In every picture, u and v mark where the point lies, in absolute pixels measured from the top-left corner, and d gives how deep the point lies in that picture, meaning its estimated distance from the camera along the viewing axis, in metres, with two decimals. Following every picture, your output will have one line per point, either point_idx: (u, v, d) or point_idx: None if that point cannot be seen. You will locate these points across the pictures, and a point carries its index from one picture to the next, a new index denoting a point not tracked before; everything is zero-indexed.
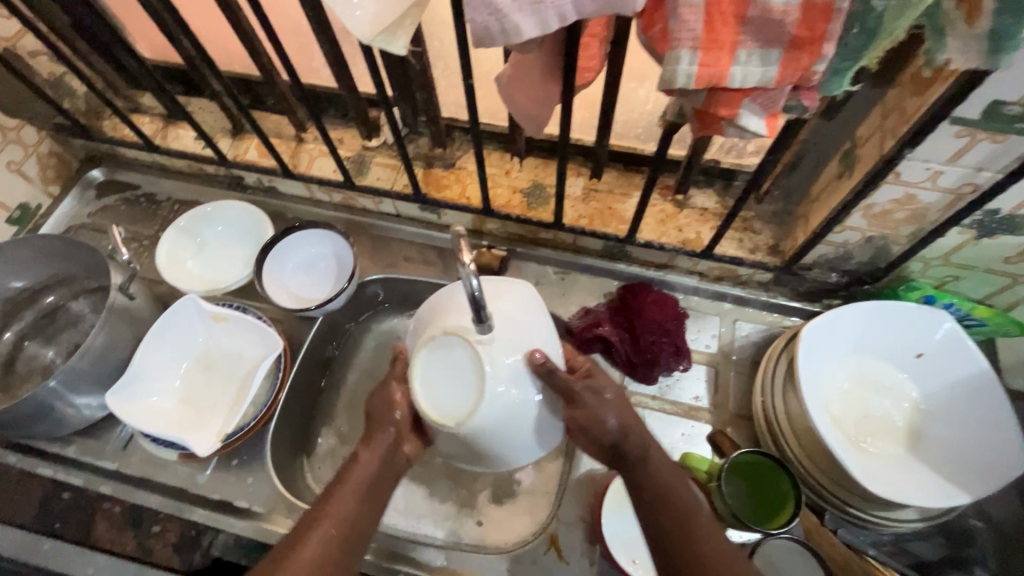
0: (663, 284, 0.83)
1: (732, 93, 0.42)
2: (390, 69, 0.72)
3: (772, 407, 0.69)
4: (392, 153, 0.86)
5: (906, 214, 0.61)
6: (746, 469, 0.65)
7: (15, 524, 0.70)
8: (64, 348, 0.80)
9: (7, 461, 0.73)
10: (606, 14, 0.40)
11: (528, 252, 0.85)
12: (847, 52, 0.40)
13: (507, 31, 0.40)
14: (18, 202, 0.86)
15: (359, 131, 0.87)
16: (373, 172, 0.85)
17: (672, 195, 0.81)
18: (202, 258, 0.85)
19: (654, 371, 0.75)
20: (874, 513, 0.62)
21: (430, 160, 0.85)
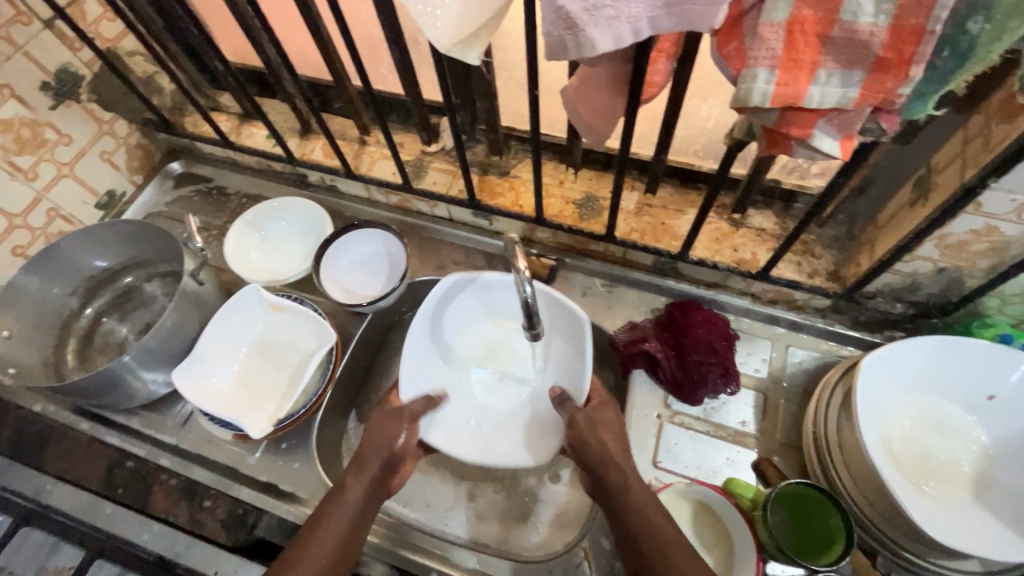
0: (713, 303, 0.81)
1: (807, 113, 0.42)
2: (455, 77, 0.74)
3: (825, 440, 0.66)
4: (449, 159, 0.89)
5: (985, 246, 0.58)
6: (795, 500, 0.62)
7: (81, 486, 0.74)
8: (136, 326, 0.86)
9: (79, 427, 0.78)
10: (683, 30, 0.41)
11: (577, 262, 0.85)
12: (935, 75, 0.39)
13: (582, 45, 0.41)
14: (107, 188, 0.93)
15: (419, 136, 0.90)
16: (430, 176, 0.88)
17: (729, 214, 0.79)
18: (265, 249, 0.89)
19: (699, 392, 0.73)
20: (932, 560, 0.59)
21: (486, 167, 0.87)
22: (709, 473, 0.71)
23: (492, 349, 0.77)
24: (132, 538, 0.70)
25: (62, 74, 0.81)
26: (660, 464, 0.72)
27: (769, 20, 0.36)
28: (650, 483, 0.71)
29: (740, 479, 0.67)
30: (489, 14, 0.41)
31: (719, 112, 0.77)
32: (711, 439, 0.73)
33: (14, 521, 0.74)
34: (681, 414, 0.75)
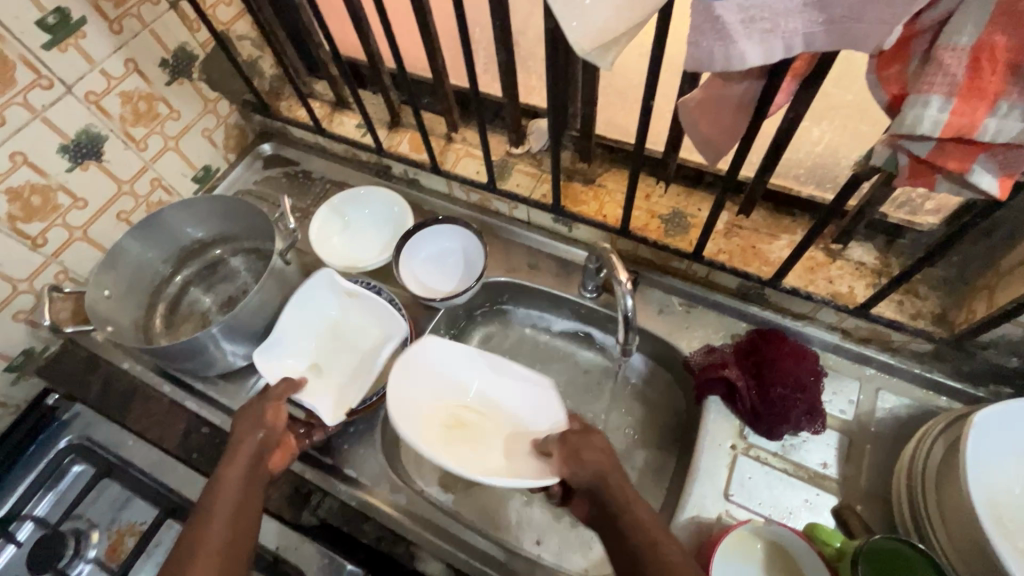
0: (798, 335, 0.77)
1: (970, 145, 0.39)
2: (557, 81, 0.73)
3: (921, 493, 0.62)
4: (535, 163, 0.88)
5: None
6: (888, 559, 0.57)
7: (159, 446, 0.77)
8: (220, 298, 0.89)
9: (161, 389, 0.81)
10: (841, 49, 0.39)
11: (655, 278, 0.83)
12: None
13: (730, 58, 0.40)
14: (204, 163, 0.97)
15: (506, 137, 0.90)
16: (514, 178, 0.88)
17: (826, 244, 0.76)
18: (346, 236, 0.91)
19: (780, 428, 0.70)
20: None
21: (572, 174, 0.86)
22: (784, 514, 0.67)
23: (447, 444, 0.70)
24: (198, 501, 0.74)
25: (179, 52, 0.85)
26: (732, 497, 0.69)
27: (951, 44, 0.34)
28: (719, 516, 0.68)
29: (824, 525, 0.63)
30: (637, 20, 0.40)
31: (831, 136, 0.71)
32: (788, 478, 0.69)
33: (95, 473, 0.78)
34: (757, 446, 0.72)
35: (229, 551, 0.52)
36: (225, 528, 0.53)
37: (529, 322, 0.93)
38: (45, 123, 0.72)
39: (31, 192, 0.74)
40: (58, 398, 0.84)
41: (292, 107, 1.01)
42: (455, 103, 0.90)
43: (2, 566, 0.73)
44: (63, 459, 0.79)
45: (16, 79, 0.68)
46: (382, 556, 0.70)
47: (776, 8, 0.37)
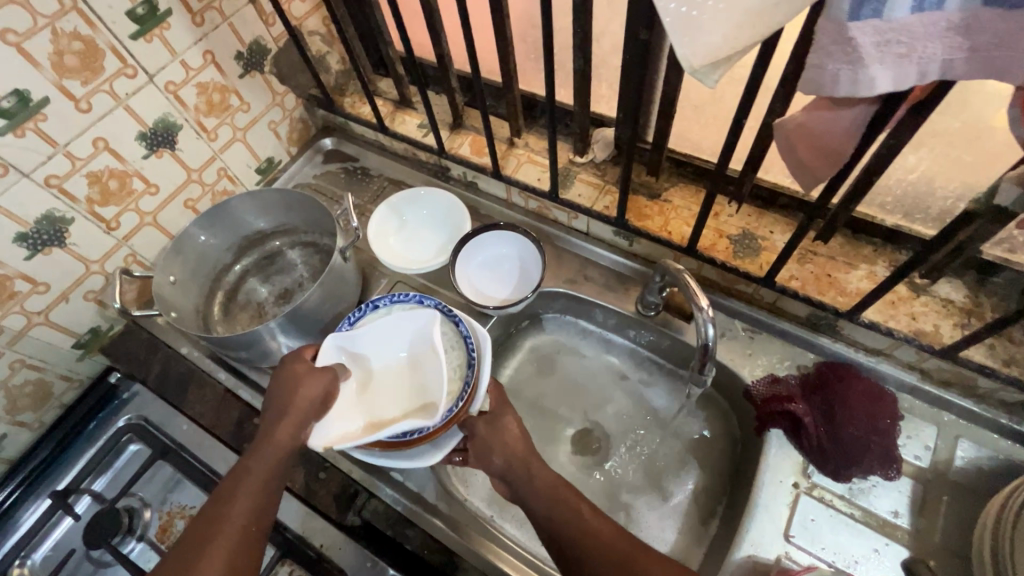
0: (871, 372, 0.73)
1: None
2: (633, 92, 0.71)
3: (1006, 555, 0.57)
4: (597, 173, 0.86)
5: None
6: None
7: (213, 432, 0.78)
8: (276, 289, 0.90)
9: (217, 376, 0.82)
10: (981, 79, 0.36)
11: (717, 300, 0.80)
12: None
13: (857, 83, 0.37)
14: (268, 155, 0.98)
15: (570, 145, 0.88)
16: (576, 187, 0.85)
17: (912, 278, 0.71)
18: (402, 236, 0.91)
19: (849, 471, 0.67)
20: None
21: (637, 186, 0.83)
22: (849, 562, 0.64)
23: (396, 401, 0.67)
24: None
25: (254, 45, 0.86)
26: (793, 538, 0.65)
27: None
28: (778, 558, 0.64)
29: None
30: (753, 39, 0.38)
31: (928, 164, 0.66)
32: (853, 523, 0.66)
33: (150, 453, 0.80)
34: (821, 487, 0.68)
35: (255, 531, 0.55)
36: (257, 490, 0.57)
37: (581, 333, 0.91)
38: (127, 111, 0.74)
39: (109, 177, 0.76)
40: (119, 377, 0.87)
41: (355, 104, 1.01)
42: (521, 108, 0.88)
43: (60, 537, 0.76)
44: (121, 438, 0.82)
45: (104, 68, 0.70)
46: (424, 564, 0.68)
47: (916, 32, 0.34)
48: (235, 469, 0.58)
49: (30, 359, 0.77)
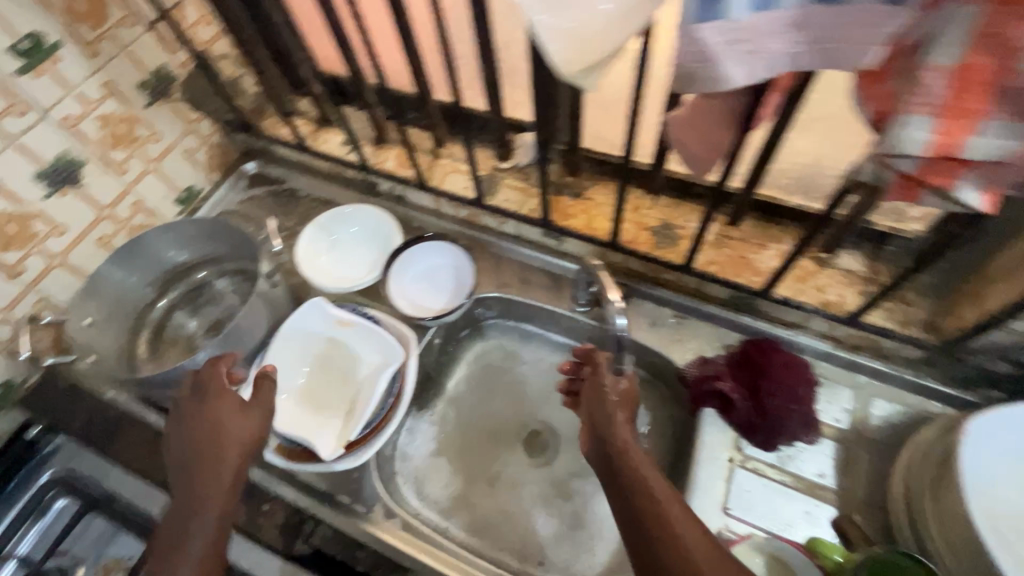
0: (792, 344, 0.76)
1: (953, 162, 0.39)
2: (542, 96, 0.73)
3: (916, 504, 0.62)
4: (522, 177, 0.89)
5: None
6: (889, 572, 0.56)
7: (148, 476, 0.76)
8: (206, 322, 0.88)
9: (147, 418, 0.79)
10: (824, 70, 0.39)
11: (643, 289, 0.82)
12: None
13: (716, 79, 0.40)
14: (187, 183, 0.95)
15: (493, 152, 0.91)
16: (503, 193, 0.88)
17: (815, 253, 0.77)
18: (334, 254, 0.90)
19: (776, 439, 0.69)
20: None
21: (561, 187, 0.87)
22: (782, 527, 0.67)
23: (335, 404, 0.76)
24: None
25: (159, 73, 0.84)
26: (731, 511, 0.68)
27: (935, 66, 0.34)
28: (720, 532, 0.67)
29: (823, 539, 0.64)
30: (616, 45, 0.40)
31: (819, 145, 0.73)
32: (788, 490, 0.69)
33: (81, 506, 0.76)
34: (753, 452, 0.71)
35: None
36: (198, 543, 0.60)
37: (523, 335, 0.92)
38: (19, 150, 0.70)
39: (5, 221, 0.72)
40: (39, 431, 0.81)
41: (276, 125, 0.99)
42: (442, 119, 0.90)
43: None
44: (46, 494, 0.77)
45: None
46: None
47: (758, 31, 0.37)
48: (166, 533, 0.60)
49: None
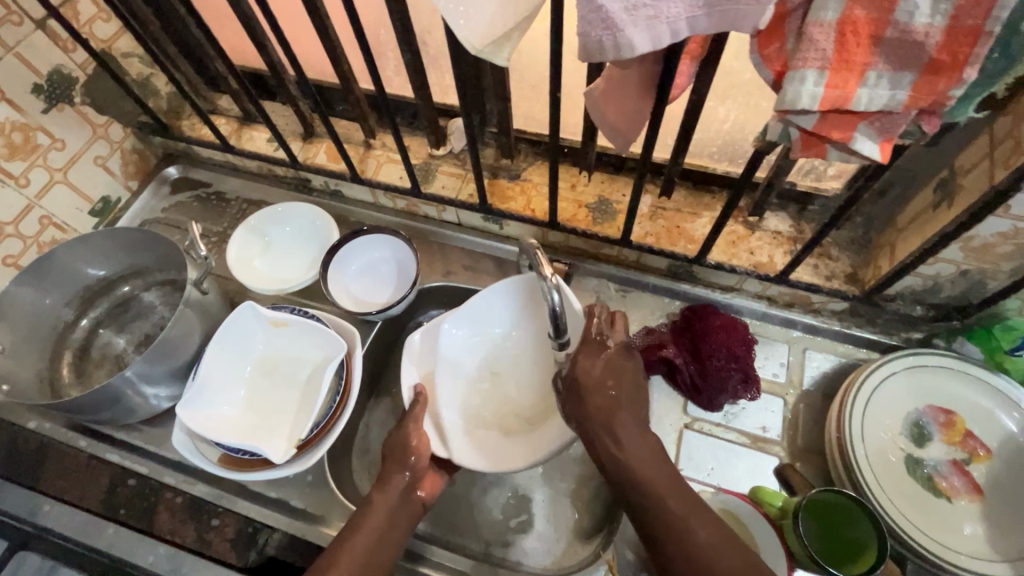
0: (937, 363, 0.77)
1: (849, 117, 0.46)
2: (691, 123, 0.76)
3: (1009, 493, 0.71)
4: (532, 190, 0.95)
5: (1012, 248, 0.65)
6: (832, 511, 0.68)
7: (308, 510, 0.79)
8: (318, 355, 0.82)
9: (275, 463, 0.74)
10: None
11: (779, 312, 0.90)
12: None
13: (961, 71, 0.39)
14: (258, 215, 0.98)
15: (517, 166, 0.97)
16: (572, 210, 0.93)
17: (744, 218, 0.89)
18: (366, 287, 0.96)
19: (954, 477, 0.73)
20: (950, 562, 0.67)
21: (601, 200, 0.93)
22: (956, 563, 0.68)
23: (280, 402, 0.82)
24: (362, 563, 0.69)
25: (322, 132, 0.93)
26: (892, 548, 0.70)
27: None
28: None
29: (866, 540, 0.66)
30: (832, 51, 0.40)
31: (733, 113, 0.86)
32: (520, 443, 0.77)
33: (235, 550, 0.77)
34: (917, 461, 0.74)
35: None
36: None
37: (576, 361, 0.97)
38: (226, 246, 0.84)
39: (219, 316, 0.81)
40: (173, 479, 0.82)
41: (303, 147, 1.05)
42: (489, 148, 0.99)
43: None
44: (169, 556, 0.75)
45: None
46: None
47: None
48: None
49: (169, 453, 0.83)
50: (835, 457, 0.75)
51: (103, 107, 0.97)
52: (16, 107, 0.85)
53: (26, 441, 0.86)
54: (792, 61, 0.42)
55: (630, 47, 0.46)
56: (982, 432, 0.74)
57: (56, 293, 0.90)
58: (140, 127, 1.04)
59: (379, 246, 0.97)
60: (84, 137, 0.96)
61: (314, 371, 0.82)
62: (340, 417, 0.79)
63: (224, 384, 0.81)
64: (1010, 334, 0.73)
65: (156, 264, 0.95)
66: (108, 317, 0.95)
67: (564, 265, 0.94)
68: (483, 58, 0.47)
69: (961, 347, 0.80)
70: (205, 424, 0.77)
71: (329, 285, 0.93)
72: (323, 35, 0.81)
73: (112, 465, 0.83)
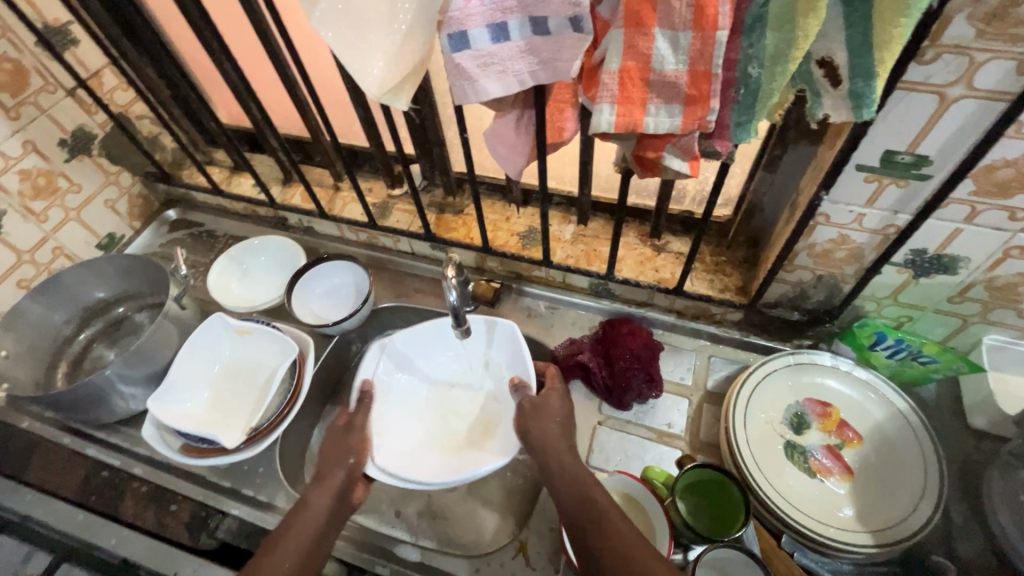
0: (813, 361, 0.87)
1: (655, 140, 0.61)
2: (588, 161, 0.92)
3: (877, 476, 0.79)
4: (472, 222, 1.11)
5: (846, 252, 0.78)
6: (708, 486, 0.77)
7: (257, 499, 0.88)
8: (275, 359, 0.95)
9: (228, 449, 0.85)
10: (790, 66, 0.52)
11: (685, 323, 1.01)
12: (859, 81, 0.53)
13: (711, 102, 0.55)
14: (238, 247, 1.13)
15: (460, 202, 1.13)
16: (504, 238, 1.08)
17: (651, 241, 1.03)
18: (325, 305, 1.10)
19: (834, 463, 0.81)
20: (816, 532, 0.74)
21: (530, 228, 1.08)
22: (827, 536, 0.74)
23: (240, 399, 0.93)
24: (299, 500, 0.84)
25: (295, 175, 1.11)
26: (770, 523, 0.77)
27: (883, 37, 0.50)
28: (753, 541, 0.74)
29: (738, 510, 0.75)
30: (616, 91, 0.55)
31: None
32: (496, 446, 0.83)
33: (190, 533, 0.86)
34: (796, 447, 0.83)
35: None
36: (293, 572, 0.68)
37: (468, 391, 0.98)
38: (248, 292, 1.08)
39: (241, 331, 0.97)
40: (142, 471, 0.92)
41: (281, 190, 1.23)
42: (436, 188, 1.15)
43: None
44: (129, 538, 0.84)
45: None
46: None
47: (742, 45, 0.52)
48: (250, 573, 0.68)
49: (140, 448, 0.94)
50: (723, 444, 0.83)
51: (116, 158, 1.17)
52: (44, 156, 1.04)
53: (18, 439, 0.98)
54: (595, 98, 0.57)
55: (487, 92, 0.62)
56: (857, 421, 0.83)
57: (60, 311, 1.05)
58: (146, 176, 1.23)
59: (339, 270, 1.11)
60: (98, 182, 1.15)
61: (270, 373, 0.94)
62: (288, 412, 0.90)
63: (191, 384, 0.93)
64: (867, 330, 0.84)
65: (147, 288, 1.10)
66: (103, 333, 1.09)
67: (498, 284, 1.08)
68: (383, 102, 0.63)
69: (838, 347, 0.90)
70: (171, 416, 0.88)
71: (293, 303, 1.07)
72: (294, 97, 1.00)
73: (91, 459, 0.94)
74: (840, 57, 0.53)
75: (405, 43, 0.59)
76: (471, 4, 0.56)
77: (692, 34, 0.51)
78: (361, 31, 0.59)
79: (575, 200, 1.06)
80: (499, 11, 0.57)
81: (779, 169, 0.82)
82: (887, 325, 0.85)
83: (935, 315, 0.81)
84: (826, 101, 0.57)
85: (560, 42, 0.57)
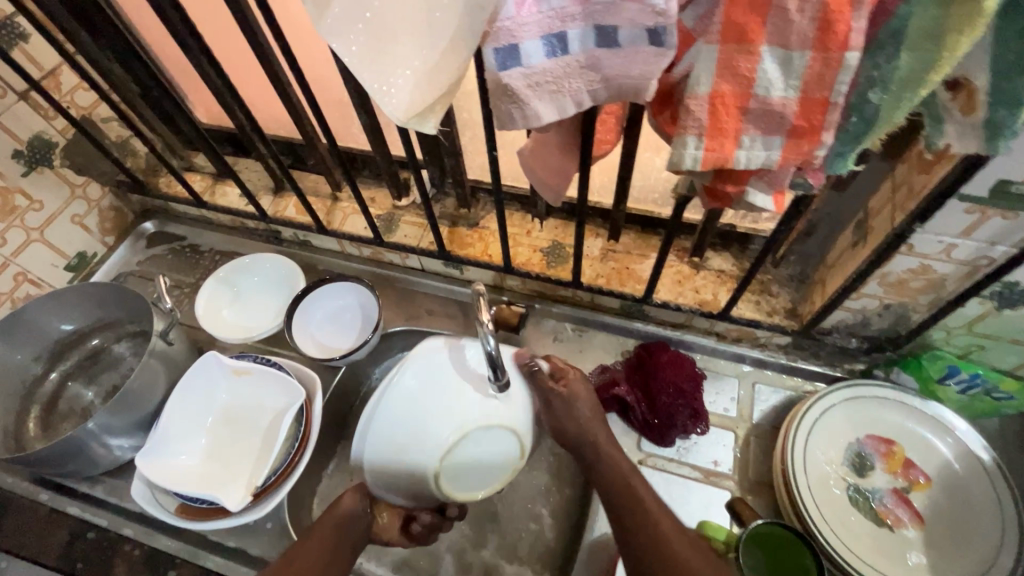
0: (875, 394, 0.80)
1: (738, 173, 0.51)
2: (627, 174, 0.82)
3: (948, 521, 0.73)
4: (489, 236, 1.00)
5: (924, 282, 0.69)
6: (773, 542, 0.70)
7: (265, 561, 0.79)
8: (279, 401, 0.85)
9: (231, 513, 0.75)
10: (925, 92, 0.42)
11: (727, 347, 0.93)
12: (1004, 110, 0.43)
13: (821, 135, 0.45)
14: (228, 267, 1.01)
15: (475, 213, 1.03)
16: (526, 254, 0.97)
17: (689, 258, 0.94)
18: (329, 331, 0.99)
19: (906, 509, 0.75)
20: None
21: (555, 242, 0.98)
22: None
23: (242, 449, 0.84)
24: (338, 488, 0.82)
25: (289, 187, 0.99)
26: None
27: None
28: None
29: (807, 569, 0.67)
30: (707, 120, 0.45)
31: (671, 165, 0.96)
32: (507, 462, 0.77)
33: None
34: (860, 491, 0.77)
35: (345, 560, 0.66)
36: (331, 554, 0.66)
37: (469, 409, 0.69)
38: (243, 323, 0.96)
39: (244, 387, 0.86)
40: (133, 532, 0.82)
41: (272, 200, 1.10)
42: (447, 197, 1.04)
43: None
44: None
45: None
46: None
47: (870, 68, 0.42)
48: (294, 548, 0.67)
49: (128, 505, 0.84)
50: (780, 489, 0.76)
51: (82, 168, 1.03)
52: None
53: None
54: (676, 128, 0.47)
55: (537, 116, 0.51)
56: (923, 460, 0.77)
57: (27, 347, 0.93)
58: (117, 186, 1.10)
59: (342, 291, 1.00)
60: (62, 197, 1.01)
61: (274, 418, 0.84)
62: (297, 464, 0.80)
63: (185, 435, 0.83)
64: (938, 364, 0.79)
65: (125, 317, 0.97)
66: (78, 369, 0.97)
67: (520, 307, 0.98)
68: (409, 128, 0.51)
69: (897, 377, 0.83)
70: (164, 475, 0.78)
71: (294, 332, 0.96)
72: (288, 102, 0.87)
73: (73, 519, 0.84)
74: (980, 80, 0.43)
75: (441, 60, 0.47)
76: (525, 10, 0.45)
77: (810, 55, 0.41)
78: (385, 46, 0.47)
79: (605, 213, 0.96)
80: (558, 19, 0.45)
81: (848, 187, 0.73)
82: (957, 356, 0.77)
83: (1011, 346, 0.73)
84: (950, 129, 0.48)
85: (633, 59, 0.46)
